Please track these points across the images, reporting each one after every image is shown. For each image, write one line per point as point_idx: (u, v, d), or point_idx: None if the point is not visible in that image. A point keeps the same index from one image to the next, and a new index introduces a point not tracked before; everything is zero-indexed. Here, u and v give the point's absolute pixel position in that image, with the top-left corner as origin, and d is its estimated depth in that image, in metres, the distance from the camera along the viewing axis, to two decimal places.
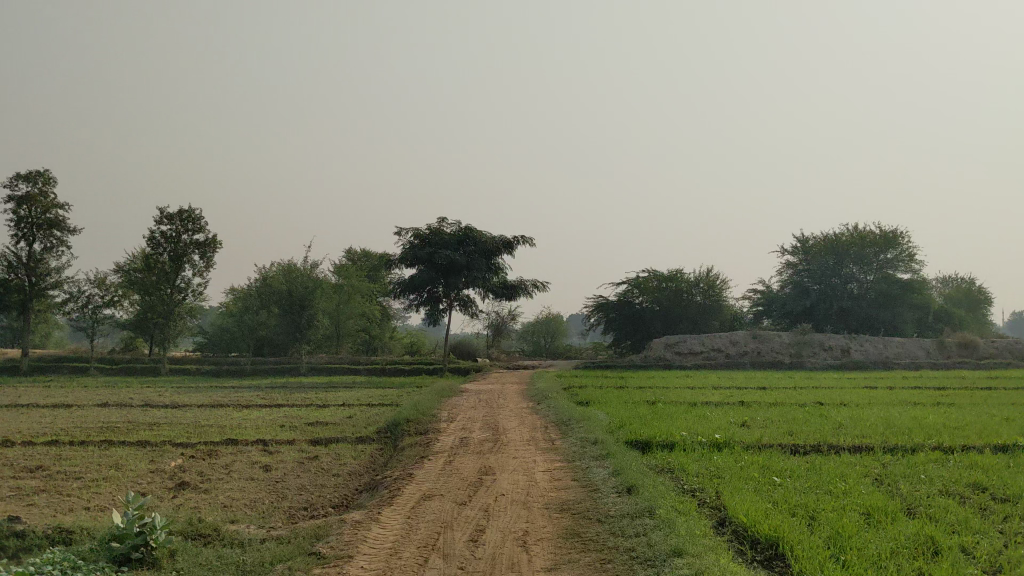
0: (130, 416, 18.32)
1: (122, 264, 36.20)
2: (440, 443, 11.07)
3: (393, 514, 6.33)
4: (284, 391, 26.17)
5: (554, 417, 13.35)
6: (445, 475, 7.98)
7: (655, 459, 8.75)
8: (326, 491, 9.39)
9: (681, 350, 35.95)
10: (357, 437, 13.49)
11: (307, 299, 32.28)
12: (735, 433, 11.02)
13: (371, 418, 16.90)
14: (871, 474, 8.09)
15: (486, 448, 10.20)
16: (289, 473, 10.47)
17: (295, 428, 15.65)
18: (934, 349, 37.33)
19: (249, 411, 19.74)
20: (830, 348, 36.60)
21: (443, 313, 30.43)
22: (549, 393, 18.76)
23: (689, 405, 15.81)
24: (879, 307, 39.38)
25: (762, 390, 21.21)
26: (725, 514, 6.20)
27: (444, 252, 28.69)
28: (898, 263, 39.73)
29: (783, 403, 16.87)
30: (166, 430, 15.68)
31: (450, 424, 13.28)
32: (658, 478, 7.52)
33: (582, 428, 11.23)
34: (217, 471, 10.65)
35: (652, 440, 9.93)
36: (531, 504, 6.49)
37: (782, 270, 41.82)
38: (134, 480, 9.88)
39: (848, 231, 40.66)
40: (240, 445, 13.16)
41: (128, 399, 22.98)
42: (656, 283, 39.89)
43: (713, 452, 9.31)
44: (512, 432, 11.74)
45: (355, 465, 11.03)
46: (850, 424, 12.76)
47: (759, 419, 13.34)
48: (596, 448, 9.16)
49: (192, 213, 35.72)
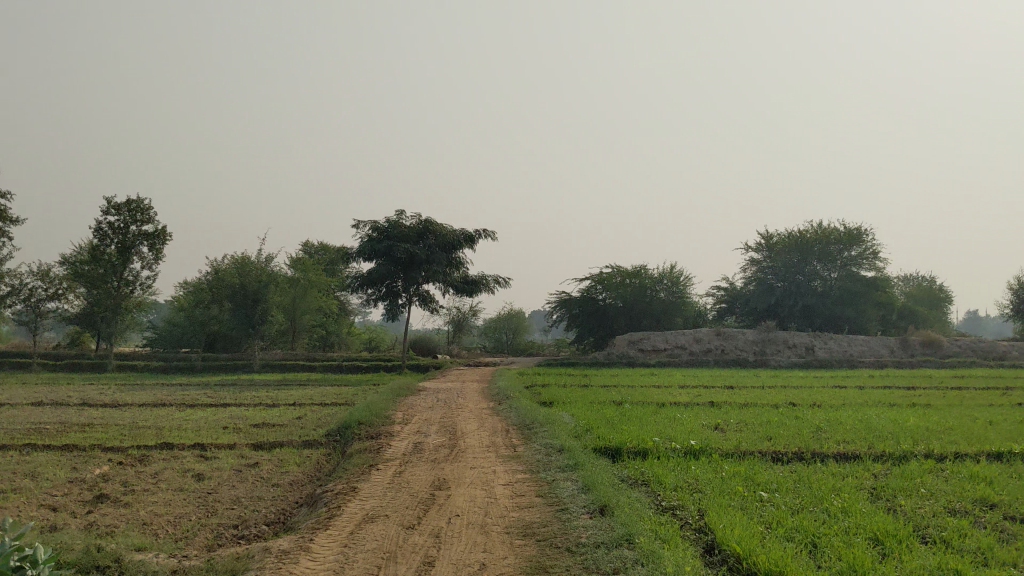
0: (64, 417, 17.16)
1: (67, 256, 34.73)
2: (392, 449, 10.17)
3: (327, 542, 5.41)
4: (233, 389, 25.06)
5: (514, 420, 12.49)
6: (395, 489, 7.10)
7: (628, 469, 7.93)
8: (262, 505, 8.46)
9: (645, 348, 35.35)
10: (304, 442, 12.55)
11: (261, 293, 31.13)
12: (712, 438, 10.24)
13: (322, 419, 15.92)
14: (867, 487, 7.35)
15: (441, 456, 9.31)
16: (224, 484, 9.53)
17: (239, 430, 14.66)
18: (897, 347, 37.07)
19: (194, 410, 18.71)
20: (794, 346, 36.16)
21: (402, 308, 29.47)
22: (510, 392, 17.90)
23: (658, 406, 15.04)
24: (844, 305, 39.00)
25: (730, 389, 20.54)
26: (714, 540, 5.42)
27: (402, 246, 27.70)
28: (861, 260, 39.28)
29: (754, 404, 16.15)
30: (100, 432, 14.60)
31: (404, 426, 12.39)
32: (631, 493, 6.70)
33: (547, 432, 10.40)
34: (143, 481, 9.67)
35: (623, 445, 9.13)
36: (489, 529, 5.63)
37: (746, 267, 41.31)
38: (46, 492, 8.89)
39: (812, 228, 40.19)
40: (176, 450, 12.17)
41: (67, 397, 21.79)
42: (621, 279, 39.17)
43: (689, 460, 8.52)
44: (471, 436, 10.88)
45: (298, 474, 10.10)
46: (830, 428, 12.04)
47: (733, 422, 12.59)
48: (562, 457, 8.32)
49: (140, 203, 34.36)
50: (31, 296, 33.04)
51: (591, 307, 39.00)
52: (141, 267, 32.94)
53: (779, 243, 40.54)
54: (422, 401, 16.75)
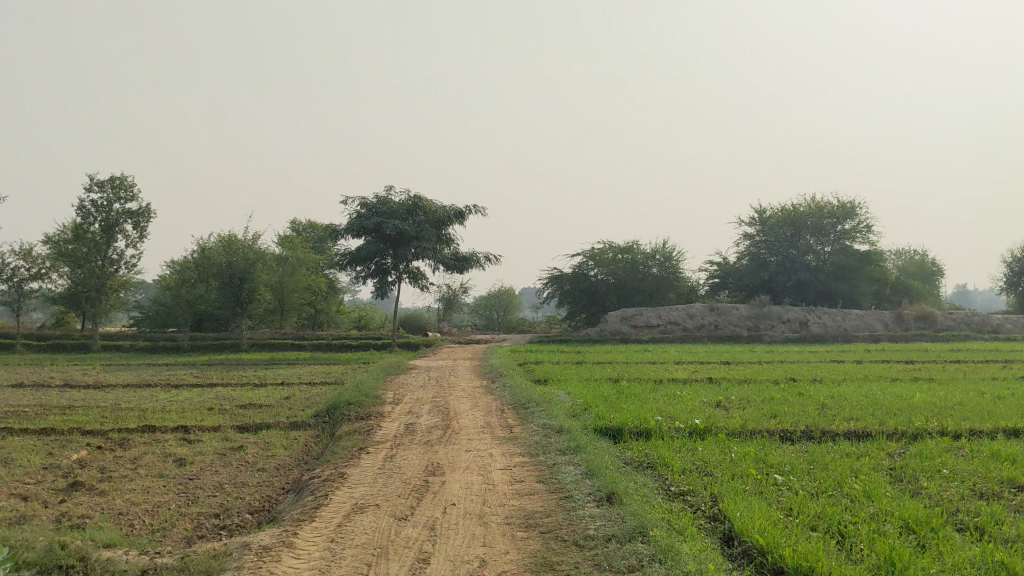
0: (46, 398, 16.69)
1: (50, 235, 34.13)
2: (383, 431, 9.72)
3: (313, 536, 4.98)
4: (220, 369, 24.55)
5: (509, 400, 12.04)
6: (387, 476, 6.65)
7: (632, 451, 7.52)
8: (246, 492, 8.02)
9: (638, 324, 35.02)
10: (292, 424, 12.08)
11: (247, 272, 30.35)
12: (716, 417, 9.81)
13: (310, 399, 15.45)
14: (885, 469, 6.97)
15: (435, 438, 8.87)
16: (208, 469, 9.09)
17: (225, 412, 14.22)
18: (892, 321, 36.80)
19: (178, 391, 18.20)
20: (788, 321, 35.87)
21: (392, 285, 28.96)
22: (503, 370, 17.45)
23: (656, 384, 14.64)
24: (837, 279, 38.75)
25: (727, 365, 20.19)
26: (733, 531, 5.01)
27: (391, 222, 27.14)
28: (855, 234, 38.90)
29: (754, 380, 15.75)
30: (80, 415, 14.10)
31: (395, 407, 11.97)
32: (638, 477, 6.28)
33: (544, 412, 9.97)
34: (122, 466, 9.21)
35: (625, 426, 8.71)
36: (489, 520, 5.20)
37: (739, 242, 40.85)
38: (19, 480, 8.44)
39: (805, 202, 39.74)
40: (158, 433, 11.69)
41: (50, 378, 21.32)
42: (613, 256, 38.93)
43: (696, 441, 8.11)
44: (465, 417, 10.46)
45: (285, 458, 9.66)
46: (836, 405, 11.64)
47: (735, 399, 12.21)
48: (562, 438, 7.90)
49: (124, 180, 33.68)
50: (13, 276, 32.36)
51: (583, 283, 38.70)
52: (125, 245, 32.31)
53: (773, 217, 40.05)
54: (413, 380, 16.29)
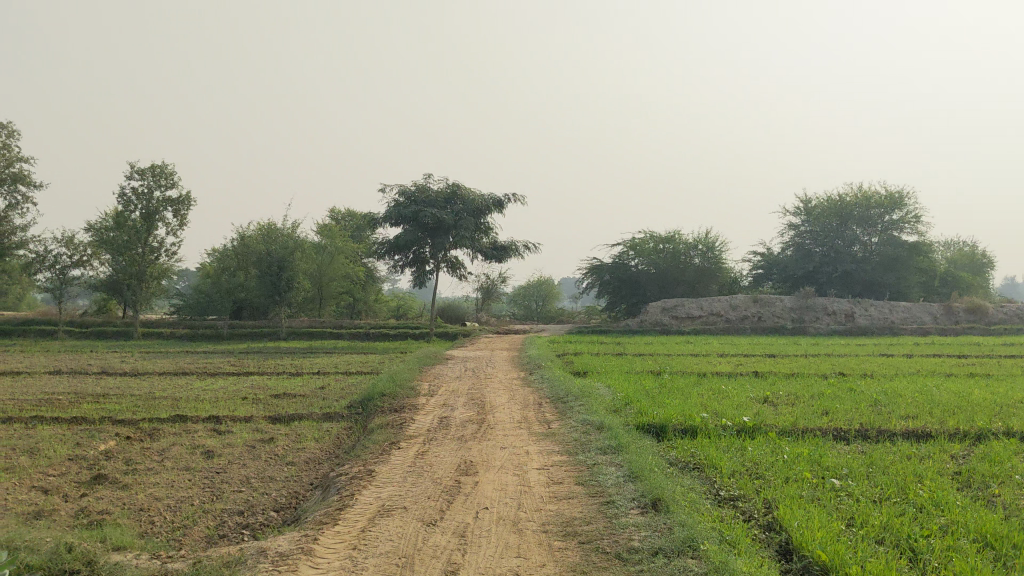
0: (81, 386, 16.59)
1: (92, 223, 34.28)
2: (416, 425, 9.37)
3: (335, 542, 4.63)
4: (257, 357, 24.45)
5: (547, 393, 11.67)
6: (417, 475, 6.30)
7: (677, 451, 7.09)
8: (273, 487, 7.72)
9: (679, 315, 34.45)
10: (325, 415, 11.80)
11: (286, 259, 30.27)
12: (765, 415, 9.34)
13: (345, 389, 15.19)
14: (950, 473, 6.49)
15: (469, 433, 8.50)
16: (235, 462, 8.81)
17: (258, 402, 13.97)
18: (941, 314, 35.88)
19: (213, 379, 18.04)
20: (834, 313, 35.08)
21: (430, 275, 28.72)
22: (541, 361, 17.08)
23: (699, 377, 14.15)
24: (884, 270, 37.90)
25: (772, 359, 19.63)
26: (792, 544, 4.59)
27: (429, 211, 26.86)
28: (904, 224, 37.92)
29: (801, 374, 15.23)
30: (113, 403, 13.96)
31: (430, 399, 11.63)
32: (684, 480, 5.88)
33: (583, 407, 9.57)
34: (148, 458, 8.97)
35: (668, 424, 8.29)
36: (524, 527, 4.82)
37: (784, 232, 40.05)
38: (43, 471, 8.22)
39: (852, 191, 38.80)
40: (188, 424, 11.46)
41: (88, 366, 21.31)
42: (654, 245, 38.13)
43: (745, 440, 7.66)
44: (501, 411, 10.09)
45: (315, 451, 9.36)
46: (888, 401, 11.11)
47: (783, 394, 11.72)
48: (602, 435, 7.50)
49: (164, 169, 33.75)
50: (55, 263, 32.56)
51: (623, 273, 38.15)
52: (165, 233, 32.38)
53: (818, 207, 39.16)
54: (450, 371, 15.97)
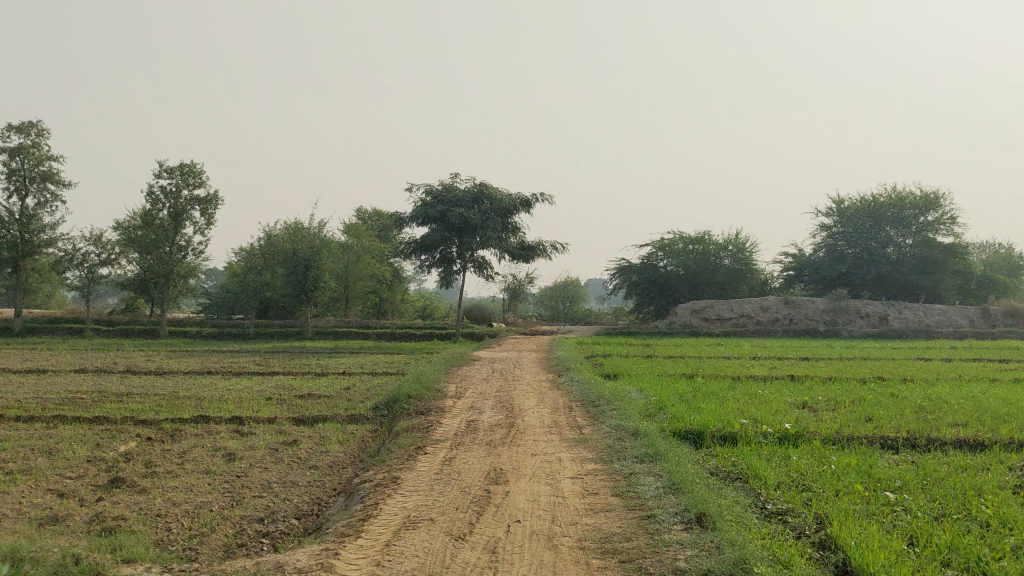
0: (105, 385, 16.43)
1: (120, 222, 34.32)
2: (444, 429, 9.06)
3: (358, 557, 4.33)
4: (283, 356, 24.29)
5: (578, 396, 11.33)
6: (444, 483, 5.99)
7: (717, 461, 6.74)
8: (295, 493, 7.45)
9: (709, 317, 33.98)
10: (349, 416, 11.52)
11: (312, 259, 30.09)
12: (806, 421, 8.95)
13: (370, 390, 14.93)
14: (1012, 487, 6.09)
15: (498, 438, 8.18)
16: (258, 466, 8.54)
17: (282, 402, 13.72)
18: (977, 317, 35.19)
19: (238, 379, 17.83)
20: (867, 316, 34.46)
21: (457, 274, 28.46)
22: (570, 363, 16.74)
23: (733, 381, 13.75)
24: (919, 272, 37.24)
25: (807, 362, 19.17)
26: (851, 567, 4.23)
27: (456, 210, 26.61)
28: (939, 226, 37.21)
29: (839, 378, 14.80)
30: (136, 403, 13.78)
31: (457, 402, 11.33)
32: (728, 493, 5.52)
33: (616, 412, 9.22)
34: (168, 461, 8.72)
35: (707, 430, 7.93)
36: (560, 543, 4.49)
37: (816, 233, 39.43)
38: (61, 474, 7.99)
39: (886, 192, 38.11)
40: (211, 425, 11.22)
41: (113, 364, 21.23)
42: (683, 246, 37.66)
43: (788, 448, 7.29)
44: (531, 415, 9.76)
45: (339, 456, 9.08)
46: (933, 407, 10.69)
47: (822, 400, 11.30)
48: (638, 442, 7.16)
49: (192, 167, 33.74)
50: (84, 262, 32.61)
51: (652, 274, 37.73)
52: (193, 232, 32.34)
53: (851, 208, 38.51)
54: (477, 372, 15.66)
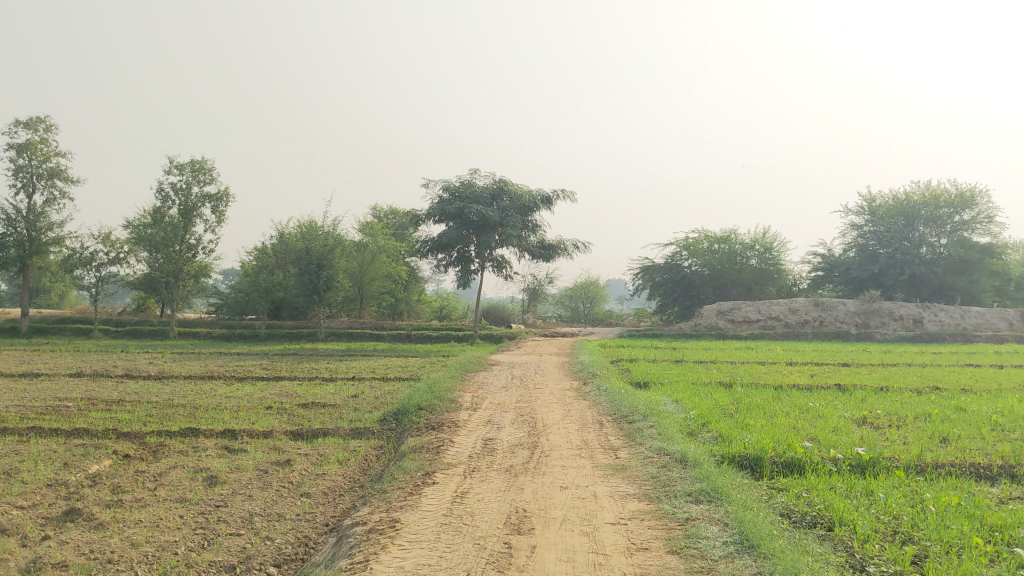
0: (98, 391, 15.33)
1: (129, 219, 33.36)
2: (456, 450, 7.89)
3: None
4: (291, 360, 23.23)
5: (607, 409, 10.15)
6: (453, 531, 4.79)
7: (787, 500, 5.52)
8: (280, 530, 6.28)
9: (735, 319, 32.69)
10: (353, 430, 10.38)
11: (326, 258, 29.00)
12: (877, 444, 7.75)
13: (379, 399, 13.79)
14: None
15: (519, 462, 6.99)
16: (243, 492, 7.40)
17: (283, 413, 12.60)
18: (1017, 320, 33.81)
19: (241, 385, 16.73)
20: (901, 318, 33.06)
21: (474, 274, 27.29)
22: (596, 368, 15.50)
23: (777, 390, 12.52)
24: (955, 273, 35.75)
25: (849, 368, 17.86)
26: None
27: (474, 208, 25.45)
28: (975, 225, 35.66)
29: (891, 388, 13.56)
30: (125, 412, 12.68)
31: (472, 415, 10.17)
32: (821, 552, 4.31)
33: (655, 431, 8.02)
34: (139, 486, 7.58)
35: (766, 456, 6.75)
36: None
37: (846, 232, 38.04)
38: (10, 503, 6.86)
39: (919, 189, 36.60)
40: (200, 440, 10.09)
41: (113, 367, 20.18)
42: (708, 245, 36.29)
43: (869, 482, 6.09)
44: (556, 432, 8.58)
45: (336, 479, 7.94)
46: (1010, 424, 9.41)
47: (883, 415, 10.06)
48: (689, 473, 5.96)
49: (203, 164, 32.74)
50: (93, 261, 31.71)
51: (676, 274, 36.43)
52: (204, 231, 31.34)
53: (883, 206, 37.04)
54: (494, 379, 14.46)
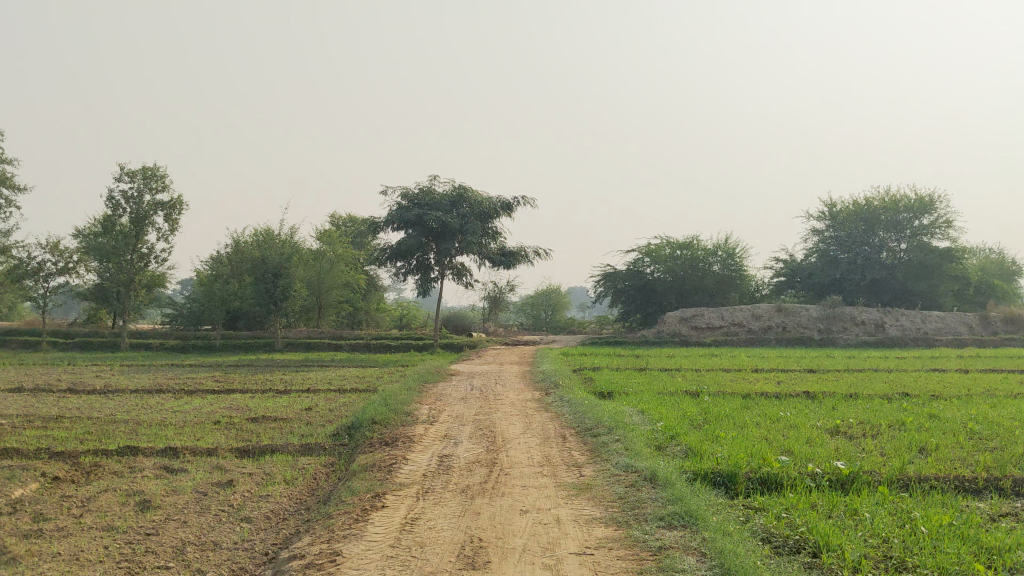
0: (38, 407, 14.57)
1: (79, 228, 32.35)
2: (410, 469, 7.38)
3: None
4: (245, 371, 22.53)
5: (571, 421, 9.70)
6: (401, 566, 4.29)
7: (765, 522, 5.10)
8: (213, 562, 5.71)
9: (699, 325, 32.45)
10: (302, 446, 9.81)
11: (283, 267, 28.25)
12: (853, 456, 7.39)
13: (334, 412, 13.22)
14: None
15: (476, 482, 6.50)
16: (177, 519, 6.81)
17: (232, 428, 11.98)
18: (977, 324, 33.94)
19: (191, 399, 16.04)
20: (863, 323, 33.04)
21: (435, 282, 26.75)
22: (559, 378, 15.02)
23: (745, 398, 12.15)
24: (915, 278, 35.87)
25: (815, 374, 17.59)
26: None
27: (433, 215, 24.92)
28: (934, 229, 35.85)
29: (861, 394, 13.25)
30: (62, 430, 11.97)
31: (429, 429, 9.67)
32: None
33: (621, 445, 7.57)
34: (64, 513, 6.95)
35: (740, 471, 6.34)
36: None
37: (807, 238, 38.04)
38: None
39: (879, 195, 36.72)
40: (138, 459, 9.46)
41: (57, 381, 19.35)
42: (670, 251, 36.11)
43: (851, 499, 5.70)
44: (517, 447, 8.10)
45: (281, 502, 7.38)
46: (985, 432, 9.13)
47: (855, 424, 9.72)
48: (660, 493, 5.51)
49: (155, 171, 31.87)
50: (40, 271, 30.69)
51: (638, 281, 36.17)
52: (157, 240, 30.45)
53: (844, 212, 37.11)
54: (453, 390, 13.94)
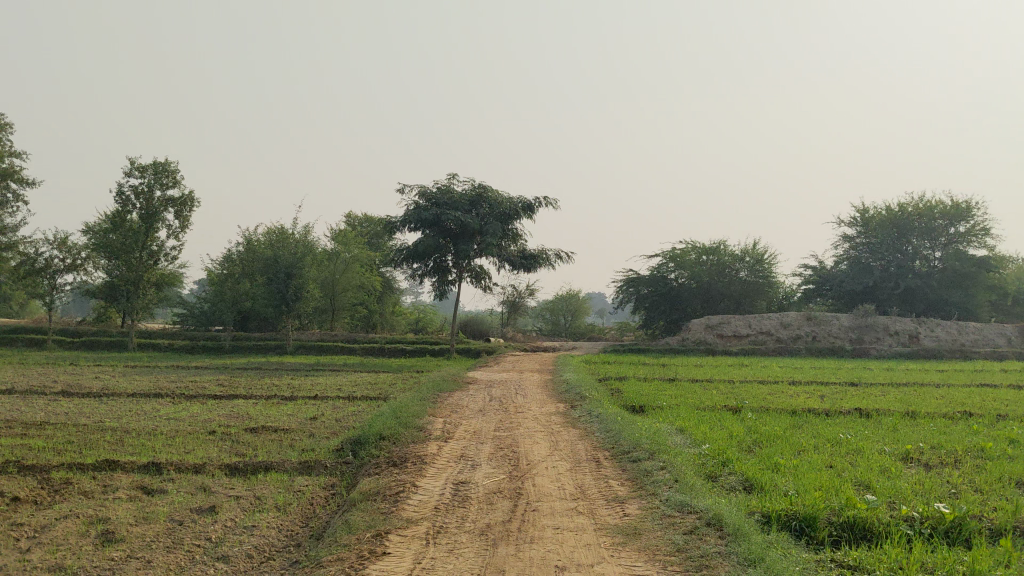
0: (22, 412, 13.50)
1: (88, 225, 31.42)
2: (419, 499, 6.23)
3: None
4: (252, 375, 21.47)
5: (602, 441, 8.56)
6: None
7: None
8: None
9: (725, 333, 31.18)
10: (301, 464, 8.70)
11: (296, 266, 27.17)
12: (945, 493, 6.21)
13: (341, 423, 12.14)
14: None
15: (499, 521, 5.39)
16: (140, 556, 5.70)
17: (227, 440, 10.88)
18: (1015, 336, 32.51)
19: (189, 406, 14.97)
20: (897, 334, 31.67)
21: (451, 285, 25.66)
22: (584, 389, 13.88)
23: (793, 416, 10.97)
24: (950, 287, 34.48)
25: (859, 388, 16.37)
26: None
27: (451, 215, 23.82)
28: (970, 237, 34.45)
29: (917, 412, 12.02)
30: (42, 439, 10.92)
31: (443, 447, 8.54)
32: None
33: (669, 475, 6.42)
34: (8, 547, 5.88)
35: (821, 515, 5.18)
36: None
37: (838, 244, 36.67)
38: None
39: (913, 201, 35.34)
40: (116, 477, 8.37)
41: (52, 383, 18.33)
42: (696, 256, 34.94)
43: (969, 558, 4.52)
44: (544, 473, 6.97)
45: (266, 536, 6.25)
46: None
47: (928, 450, 8.52)
48: (733, 548, 4.38)
49: (166, 166, 30.95)
50: (48, 268, 29.75)
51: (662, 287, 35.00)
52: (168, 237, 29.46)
53: (876, 217, 35.76)
54: (470, 401, 12.81)
